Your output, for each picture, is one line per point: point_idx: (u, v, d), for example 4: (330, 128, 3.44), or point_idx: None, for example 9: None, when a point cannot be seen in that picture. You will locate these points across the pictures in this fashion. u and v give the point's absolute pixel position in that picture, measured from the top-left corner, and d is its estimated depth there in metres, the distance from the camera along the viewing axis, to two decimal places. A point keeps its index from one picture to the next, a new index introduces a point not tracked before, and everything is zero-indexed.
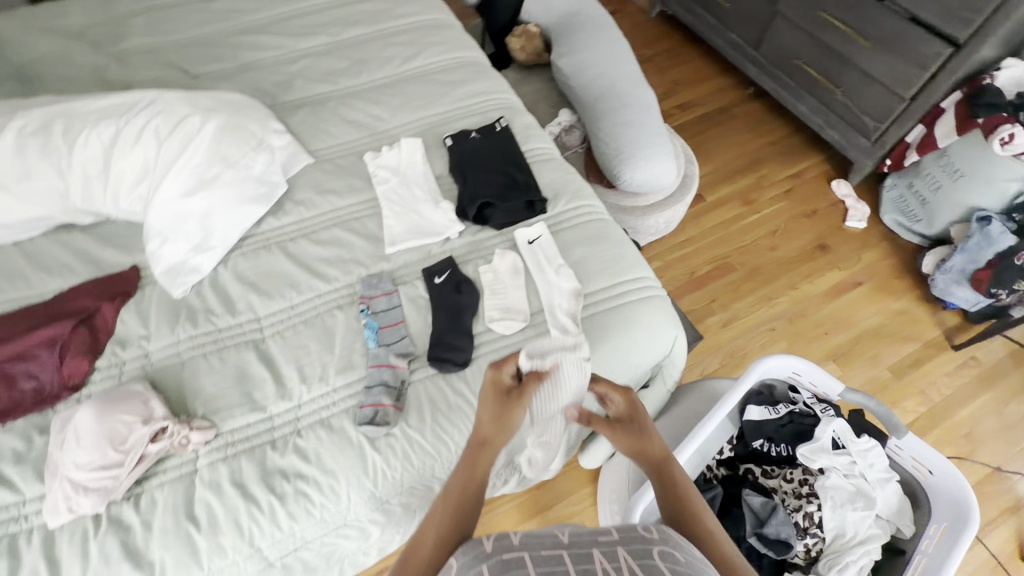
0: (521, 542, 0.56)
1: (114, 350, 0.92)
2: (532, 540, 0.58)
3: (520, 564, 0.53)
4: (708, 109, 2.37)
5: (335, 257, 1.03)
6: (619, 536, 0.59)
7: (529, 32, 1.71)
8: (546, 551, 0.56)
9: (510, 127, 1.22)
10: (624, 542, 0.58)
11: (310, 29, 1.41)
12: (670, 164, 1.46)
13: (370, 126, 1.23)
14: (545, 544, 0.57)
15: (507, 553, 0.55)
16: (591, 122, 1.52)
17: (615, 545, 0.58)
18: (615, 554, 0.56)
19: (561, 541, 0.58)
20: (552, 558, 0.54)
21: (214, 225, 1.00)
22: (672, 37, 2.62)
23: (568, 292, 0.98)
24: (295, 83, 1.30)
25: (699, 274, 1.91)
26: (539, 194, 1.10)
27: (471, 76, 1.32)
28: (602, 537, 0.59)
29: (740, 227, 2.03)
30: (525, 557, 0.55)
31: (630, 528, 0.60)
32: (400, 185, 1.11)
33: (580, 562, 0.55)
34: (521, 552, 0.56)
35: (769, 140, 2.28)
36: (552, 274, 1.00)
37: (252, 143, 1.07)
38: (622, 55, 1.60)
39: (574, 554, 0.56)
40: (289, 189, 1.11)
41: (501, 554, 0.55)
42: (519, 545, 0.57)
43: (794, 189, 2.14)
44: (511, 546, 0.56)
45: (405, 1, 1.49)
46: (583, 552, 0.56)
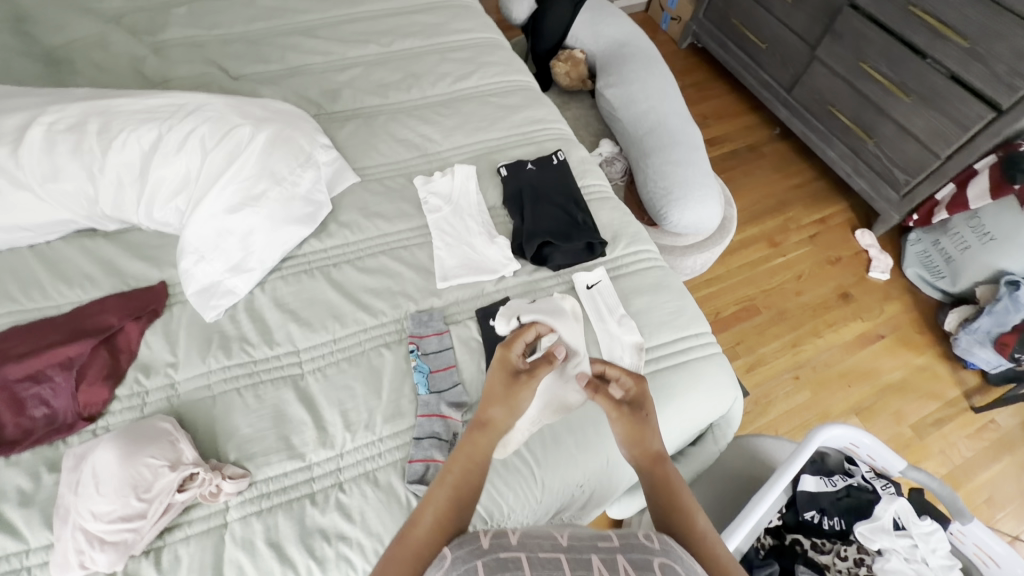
0: (519, 542, 0.55)
1: (137, 377, 0.84)
2: (531, 542, 0.56)
3: (518, 566, 0.52)
4: (737, 146, 2.36)
5: (382, 289, 0.96)
6: (619, 543, 0.57)
7: (575, 58, 1.68)
8: (543, 553, 0.54)
9: (567, 160, 1.17)
10: (624, 551, 0.56)
11: (361, 37, 1.35)
12: (717, 208, 1.42)
13: (420, 147, 1.17)
14: (543, 546, 0.55)
15: (504, 552, 0.54)
16: (638, 156, 1.48)
17: (616, 553, 0.55)
18: (616, 563, 0.54)
19: (559, 544, 0.56)
20: (549, 563, 0.53)
21: (255, 246, 0.93)
22: (704, 70, 2.62)
23: (630, 345, 0.93)
24: (343, 93, 1.23)
25: (724, 315, 1.87)
26: (599, 236, 1.04)
27: (527, 103, 1.28)
28: (603, 542, 0.57)
29: (766, 269, 2.01)
30: (523, 558, 0.53)
31: (632, 535, 0.58)
32: (453, 214, 1.05)
33: (578, 568, 0.53)
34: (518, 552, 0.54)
35: (796, 182, 2.26)
36: (613, 325, 0.95)
37: (301, 159, 1.00)
38: (672, 90, 1.57)
39: (573, 559, 0.54)
40: (334, 209, 1.04)
41: (499, 552, 0.54)
42: (517, 544, 0.55)
43: (820, 235, 2.12)
44: (509, 545, 0.55)
45: (460, 17, 1.44)
46: (581, 557, 0.54)
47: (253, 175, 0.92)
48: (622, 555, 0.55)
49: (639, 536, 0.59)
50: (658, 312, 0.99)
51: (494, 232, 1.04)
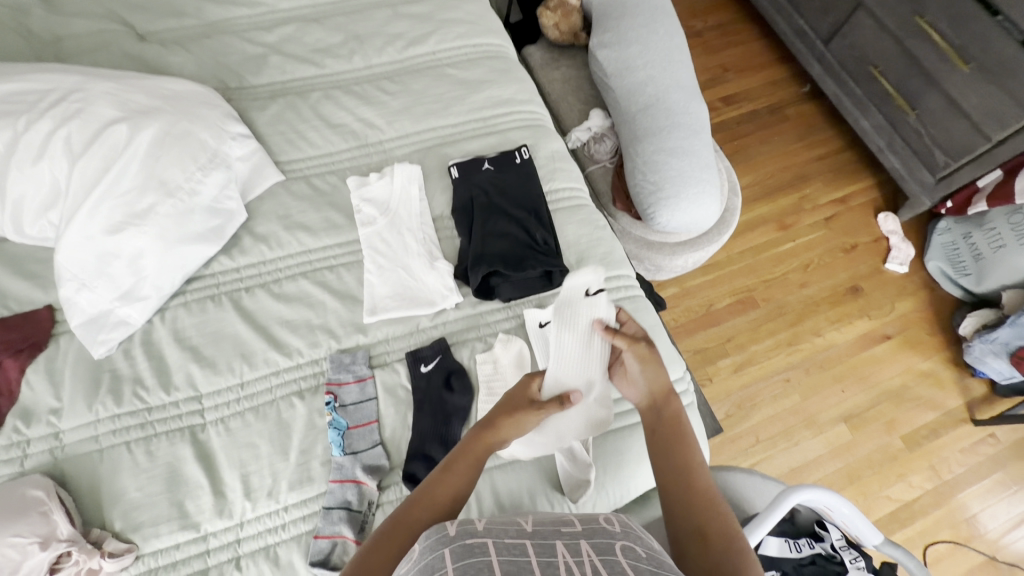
0: (486, 526, 0.48)
1: (15, 426, 0.74)
2: (496, 527, 0.49)
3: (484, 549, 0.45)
4: (758, 105, 2.07)
5: (300, 322, 0.83)
6: (581, 528, 0.50)
7: (566, 6, 1.39)
8: (510, 538, 0.47)
9: (532, 158, 0.98)
10: (587, 536, 0.49)
11: None
12: (715, 205, 1.23)
13: (359, 135, 0.97)
14: (508, 532, 0.48)
15: (470, 537, 0.47)
16: (629, 138, 1.26)
17: (579, 537, 0.48)
18: (579, 548, 0.47)
19: (524, 530, 0.49)
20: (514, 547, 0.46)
21: (147, 270, 0.79)
22: (731, 8, 2.25)
23: None
24: (269, 61, 1.02)
25: (718, 308, 1.71)
26: (560, 261, 0.88)
27: (493, 76, 1.06)
28: (566, 527, 0.50)
29: (772, 255, 1.81)
30: (489, 542, 0.46)
31: (593, 519, 0.51)
32: (389, 227, 0.89)
33: (543, 554, 0.46)
34: (485, 538, 0.47)
35: (820, 153, 2.00)
36: None
37: (202, 159, 0.83)
38: (678, 54, 1.31)
39: (538, 543, 0.47)
40: (249, 218, 0.89)
41: (465, 536, 0.47)
42: (484, 530, 0.48)
43: (838, 216, 1.90)
44: (475, 530, 0.48)
45: None
46: (546, 542, 0.47)
47: (136, 187, 0.77)
48: (585, 539, 0.48)
49: (600, 520, 0.52)
50: None
51: (437, 250, 0.89)
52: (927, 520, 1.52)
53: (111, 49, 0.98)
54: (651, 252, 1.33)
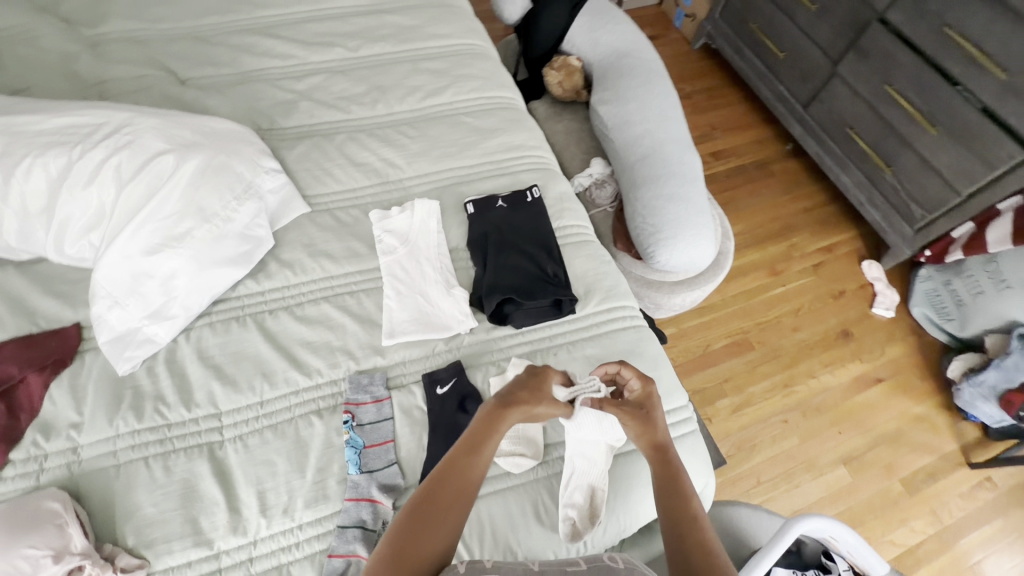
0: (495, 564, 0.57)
1: (35, 439, 0.74)
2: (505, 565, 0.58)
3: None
4: (744, 161, 2.21)
5: (321, 343, 0.86)
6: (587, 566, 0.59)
7: (570, 67, 1.53)
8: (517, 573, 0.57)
9: (541, 197, 1.06)
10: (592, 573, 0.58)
11: (326, 40, 1.23)
12: (710, 247, 1.31)
13: (382, 174, 1.05)
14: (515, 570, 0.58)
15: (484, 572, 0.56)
16: (628, 184, 1.35)
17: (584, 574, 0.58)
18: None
19: (531, 568, 0.58)
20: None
21: (178, 290, 0.83)
22: (716, 75, 2.45)
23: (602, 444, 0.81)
24: (299, 106, 1.11)
25: (714, 349, 1.76)
26: (569, 291, 0.93)
27: (505, 125, 1.16)
28: (570, 567, 0.59)
29: (764, 299, 1.89)
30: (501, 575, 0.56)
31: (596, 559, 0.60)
32: (410, 253, 0.95)
33: None
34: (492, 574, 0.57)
35: (804, 204, 2.13)
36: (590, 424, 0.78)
37: (237, 190, 0.89)
38: (672, 111, 1.43)
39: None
40: (276, 245, 0.94)
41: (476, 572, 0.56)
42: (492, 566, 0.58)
43: (825, 264, 1.99)
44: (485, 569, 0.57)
45: (441, 20, 1.32)
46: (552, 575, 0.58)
47: (177, 212, 0.82)
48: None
49: (605, 558, 0.61)
50: None
51: (452, 278, 0.94)
52: (930, 566, 1.50)
53: (152, 93, 1.07)
54: (651, 291, 1.39)
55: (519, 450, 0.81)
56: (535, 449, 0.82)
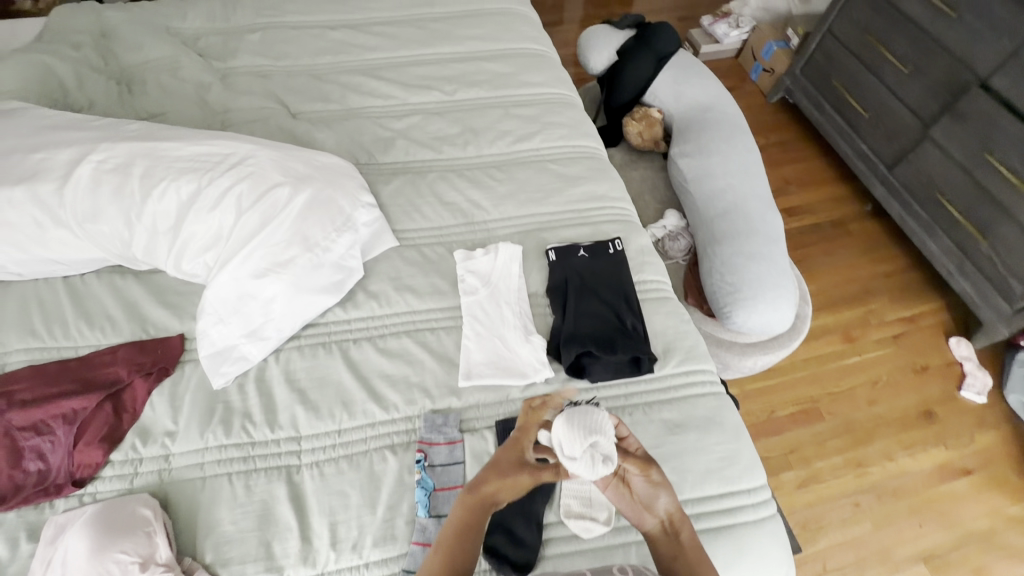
0: None
1: (134, 443, 0.79)
2: None
3: None
4: (819, 219, 2.13)
5: (400, 378, 0.88)
6: None
7: (650, 118, 1.54)
8: None
9: (624, 249, 1.05)
10: None
11: (425, 83, 1.30)
12: (791, 312, 1.25)
13: (467, 214, 1.08)
14: None
15: None
16: (706, 239, 1.33)
17: None
18: None
19: None
20: None
21: (274, 313, 0.87)
22: (793, 128, 2.40)
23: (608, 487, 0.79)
24: (396, 143, 1.17)
25: (780, 416, 1.66)
26: (648, 349, 0.91)
27: (590, 174, 1.17)
28: None
29: (837, 367, 1.77)
30: None
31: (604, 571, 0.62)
32: (490, 295, 0.96)
33: None
34: None
35: (885, 269, 2.01)
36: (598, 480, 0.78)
37: (337, 222, 0.94)
38: (755, 168, 1.41)
39: None
40: (365, 276, 0.98)
41: None
42: None
43: (906, 336, 1.86)
44: None
45: (532, 68, 1.37)
46: None
47: (284, 240, 0.87)
48: None
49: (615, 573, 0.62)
50: (706, 455, 0.84)
51: (529, 324, 0.94)
52: None
53: (268, 124, 1.16)
54: (723, 351, 1.34)
55: (590, 514, 0.78)
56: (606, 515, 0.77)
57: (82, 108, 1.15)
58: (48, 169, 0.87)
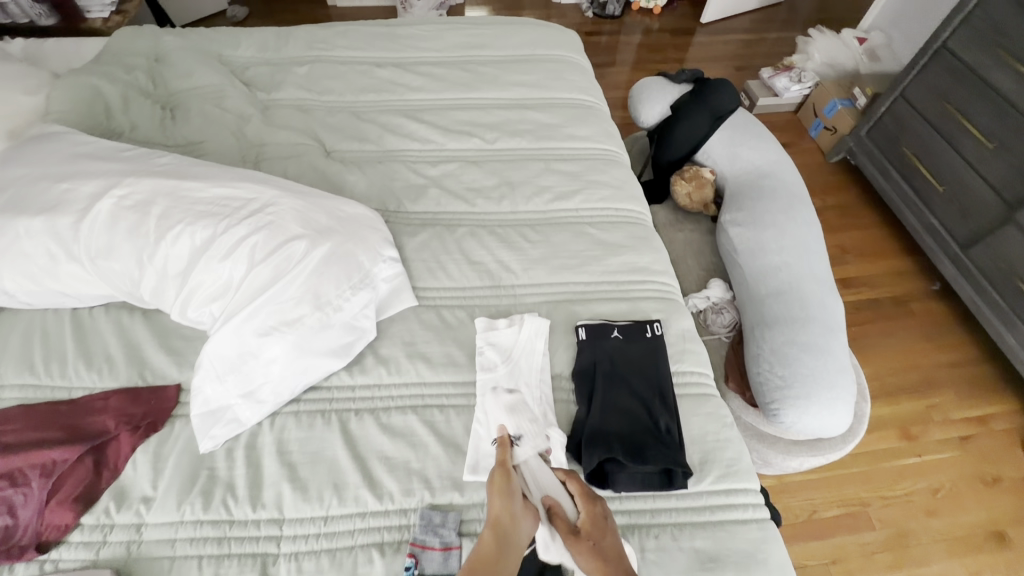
0: None
1: (108, 507, 0.73)
2: None
3: None
4: (879, 294, 1.95)
5: (400, 462, 0.79)
6: None
7: (701, 179, 1.44)
8: None
9: (663, 334, 0.94)
10: None
11: (466, 129, 1.25)
12: (847, 416, 1.11)
13: (494, 276, 1.00)
14: None
15: None
16: (754, 320, 1.20)
17: None
18: None
19: None
20: None
21: (274, 375, 0.80)
22: (854, 192, 2.25)
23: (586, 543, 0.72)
24: (428, 192, 1.12)
25: (823, 518, 1.47)
26: (683, 460, 0.80)
27: (632, 242, 1.08)
28: None
29: (892, 467, 1.58)
30: None
31: None
32: (507, 375, 0.87)
33: None
34: None
35: (953, 358, 1.81)
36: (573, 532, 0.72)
37: (354, 279, 0.88)
38: (815, 245, 1.28)
39: None
40: (378, 338, 0.90)
41: None
42: None
43: (975, 439, 1.64)
44: None
45: (580, 120, 1.30)
46: None
47: (294, 297, 0.81)
48: None
49: None
50: None
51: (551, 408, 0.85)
52: None
53: (301, 162, 1.12)
54: (764, 447, 1.20)
55: None
56: None
57: (122, 132, 1.15)
58: (69, 200, 0.84)
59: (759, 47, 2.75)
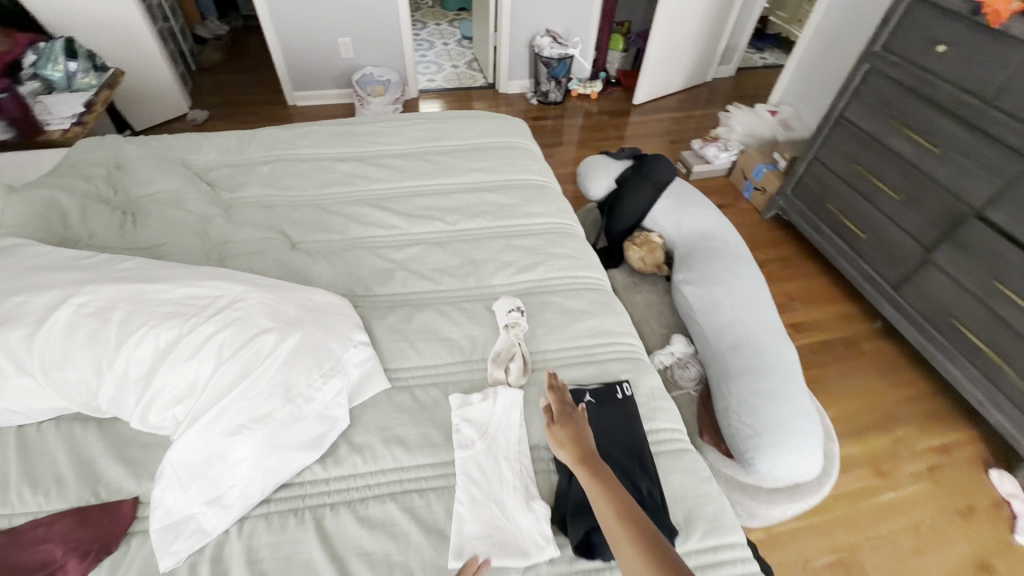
0: None
1: None
2: None
3: None
4: (828, 335, 2.08)
5: (380, 557, 0.75)
6: None
7: (652, 244, 1.56)
8: None
9: (633, 395, 0.98)
10: None
11: (429, 213, 1.32)
12: (818, 460, 1.16)
13: (465, 352, 1.02)
14: None
15: None
16: (719, 373, 1.26)
17: None
18: None
19: None
20: None
21: (243, 476, 0.77)
22: (789, 244, 2.45)
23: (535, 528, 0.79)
24: (395, 275, 1.16)
25: (817, 567, 1.45)
26: (668, 521, 0.80)
27: (594, 307, 1.14)
28: None
29: (871, 506, 1.60)
30: None
31: None
32: (499, 309, 1.08)
33: None
34: None
35: (904, 391, 1.91)
36: (522, 507, 0.81)
37: (325, 367, 0.88)
38: (763, 298, 1.38)
39: None
40: (351, 425, 0.89)
41: None
42: None
43: (941, 469, 1.70)
44: None
45: (534, 199, 1.41)
46: None
47: (265, 392, 0.80)
48: None
49: None
50: None
51: (532, 470, 0.87)
52: None
53: (267, 256, 1.15)
54: (746, 499, 1.21)
55: None
56: None
57: (81, 239, 1.15)
58: (24, 313, 0.83)
59: (687, 123, 3.08)
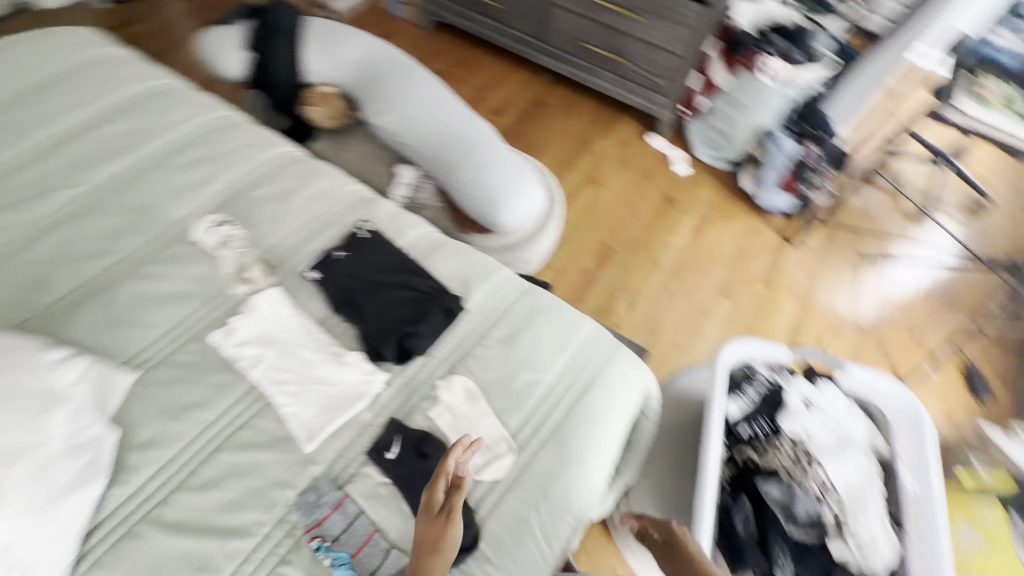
0: None
1: None
2: None
3: None
4: (521, 104, 2.39)
5: (244, 495, 0.76)
6: None
7: (327, 96, 1.51)
8: None
9: (377, 229, 1.04)
10: None
11: (41, 187, 1.01)
12: (541, 193, 1.44)
13: (200, 293, 0.93)
14: None
15: None
16: (444, 171, 1.41)
17: None
18: None
19: None
20: None
21: (32, 553, 0.65)
22: (456, 43, 2.57)
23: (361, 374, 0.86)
24: (53, 274, 0.91)
25: (589, 268, 1.93)
26: (451, 295, 0.96)
27: (300, 178, 1.09)
28: None
29: (600, 208, 2.09)
30: None
31: None
32: (202, 232, 0.98)
33: None
34: None
35: (585, 116, 2.37)
36: (338, 368, 0.87)
37: (35, 403, 0.71)
38: (443, 92, 1.48)
39: None
40: (125, 431, 0.78)
41: None
42: None
43: (626, 155, 2.26)
44: None
45: (165, 106, 1.17)
46: None
47: None
48: None
49: None
50: (541, 341, 0.94)
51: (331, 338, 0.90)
52: (811, 328, 1.86)
53: None
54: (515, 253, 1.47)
55: (493, 455, 0.82)
56: (504, 446, 0.82)
57: None
58: None
59: None
